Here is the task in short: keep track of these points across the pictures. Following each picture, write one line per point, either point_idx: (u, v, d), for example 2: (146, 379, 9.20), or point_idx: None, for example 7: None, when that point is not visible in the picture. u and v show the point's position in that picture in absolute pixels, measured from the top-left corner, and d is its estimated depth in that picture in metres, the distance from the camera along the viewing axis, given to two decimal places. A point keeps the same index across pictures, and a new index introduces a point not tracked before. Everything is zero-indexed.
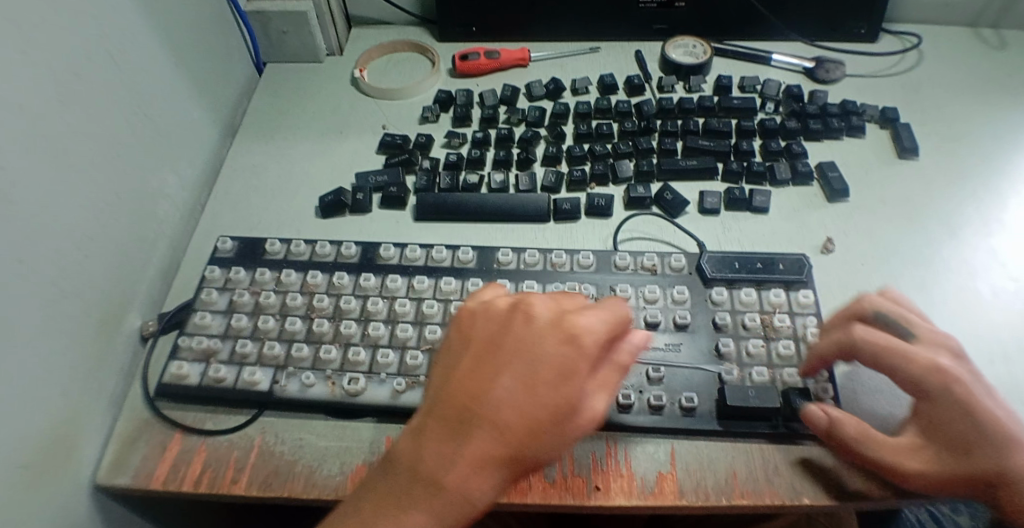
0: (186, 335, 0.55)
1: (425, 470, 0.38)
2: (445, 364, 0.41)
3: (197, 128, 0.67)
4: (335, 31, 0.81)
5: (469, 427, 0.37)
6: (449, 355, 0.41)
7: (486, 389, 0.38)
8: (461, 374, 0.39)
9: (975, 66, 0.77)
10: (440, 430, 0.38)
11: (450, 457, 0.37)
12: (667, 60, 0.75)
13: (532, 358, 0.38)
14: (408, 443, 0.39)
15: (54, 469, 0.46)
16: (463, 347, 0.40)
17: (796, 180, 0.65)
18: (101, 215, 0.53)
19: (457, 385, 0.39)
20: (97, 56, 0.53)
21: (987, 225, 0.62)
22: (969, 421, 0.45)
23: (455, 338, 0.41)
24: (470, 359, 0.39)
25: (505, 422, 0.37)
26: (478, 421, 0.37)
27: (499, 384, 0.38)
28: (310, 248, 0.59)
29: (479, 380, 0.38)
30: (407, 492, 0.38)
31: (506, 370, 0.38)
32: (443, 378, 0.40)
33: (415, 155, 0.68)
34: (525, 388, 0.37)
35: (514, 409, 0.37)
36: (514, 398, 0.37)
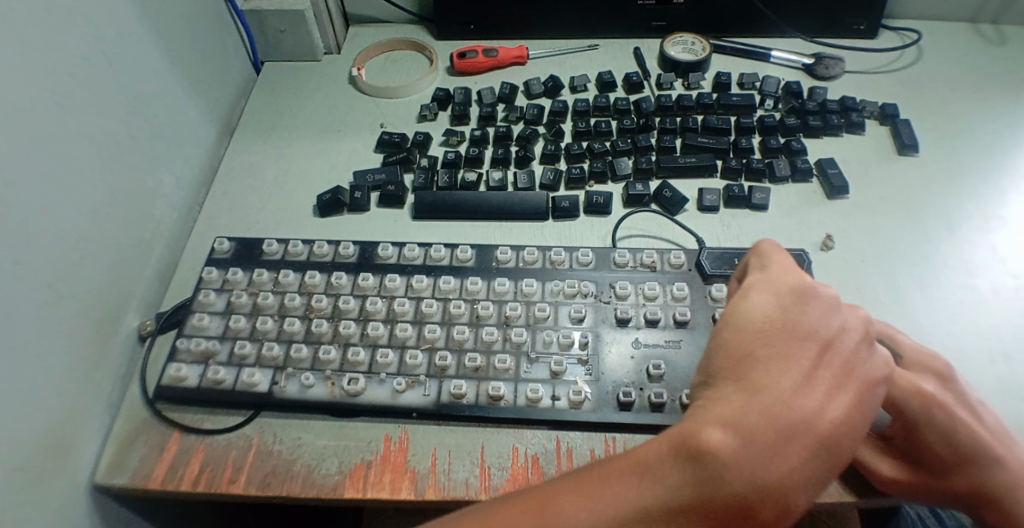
0: (184, 337, 0.55)
1: (718, 478, 0.35)
2: (760, 353, 0.38)
3: (194, 127, 0.67)
4: (333, 29, 0.81)
5: (802, 445, 0.36)
6: (764, 346, 0.38)
7: (825, 410, 0.37)
8: (781, 383, 0.37)
9: (974, 62, 0.77)
10: (761, 441, 0.36)
11: (785, 468, 0.36)
12: (666, 57, 0.75)
13: (854, 385, 0.38)
14: (736, 438, 0.35)
15: (51, 470, 0.46)
16: (779, 342, 0.38)
17: (796, 177, 0.65)
18: (98, 215, 0.53)
19: (768, 390, 0.37)
20: (94, 57, 0.53)
21: (987, 221, 0.62)
22: (950, 443, 0.44)
23: (782, 334, 0.38)
24: (795, 364, 0.38)
25: (829, 445, 0.37)
26: (804, 438, 0.36)
27: (823, 403, 0.37)
28: (308, 248, 0.59)
29: (818, 396, 0.37)
30: (658, 500, 0.35)
31: (841, 395, 0.38)
32: (766, 379, 0.37)
33: (413, 153, 0.68)
34: (855, 415, 0.38)
35: (840, 434, 0.37)
36: (864, 423, 0.38)
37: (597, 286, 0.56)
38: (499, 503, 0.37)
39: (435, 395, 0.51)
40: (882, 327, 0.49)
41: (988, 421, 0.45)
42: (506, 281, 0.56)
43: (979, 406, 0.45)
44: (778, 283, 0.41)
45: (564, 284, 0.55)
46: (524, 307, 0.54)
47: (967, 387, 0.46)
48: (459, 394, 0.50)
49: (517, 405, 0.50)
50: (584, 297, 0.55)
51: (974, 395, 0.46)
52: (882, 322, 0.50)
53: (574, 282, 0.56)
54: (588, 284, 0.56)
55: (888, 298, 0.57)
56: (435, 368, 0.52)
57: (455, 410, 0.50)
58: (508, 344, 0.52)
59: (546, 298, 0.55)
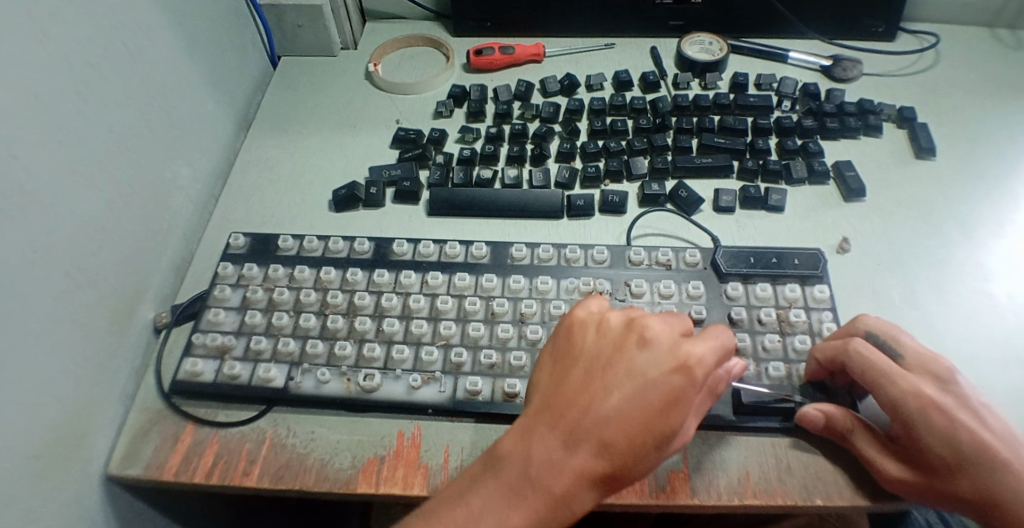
0: (199, 332, 0.55)
1: (525, 470, 0.39)
2: (545, 376, 0.43)
3: (211, 121, 0.67)
4: (349, 24, 0.81)
5: (573, 442, 0.39)
6: (556, 376, 0.42)
7: (584, 410, 0.40)
8: (601, 389, 0.40)
9: (994, 66, 0.76)
10: (547, 442, 0.40)
11: (552, 464, 0.39)
12: (683, 57, 0.75)
13: (651, 380, 0.39)
14: (510, 443, 0.41)
15: (66, 460, 0.47)
16: (559, 368, 0.43)
17: (813, 179, 0.65)
18: (115, 208, 0.53)
19: (570, 401, 0.40)
20: (113, 50, 0.53)
21: (1004, 226, 0.61)
22: (950, 446, 0.43)
23: (568, 363, 0.43)
24: (588, 378, 0.41)
25: (618, 438, 0.38)
26: (585, 436, 0.39)
27: (611, 403, 0.39)
28: (323, 244, 0.59)
29: (578, 398, 0.40)
30: (500, 493, 0.40)
31: (606, 394, 0.40)
32: (561, 393, 0.41)
33: (429, 149, 0.68)
34: (644, 409, 0.39)
35: (633, 427, 0.38)
36: (633, 420, 0.38)
37: (612, 284, 0.56)
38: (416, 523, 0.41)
39: (450, 392, 0.51)
40: (886, 329, 0.49)
41: (993, 425, 0.44)
42: (520, 279, 0.56)
43: (984, 410, 0.44)
44: (593, 319, 0.44)
45: (578, 282, 0.55)
46: (538, 304, 0.54)
47: (972, 390, 0.45)
48: (474, 391, 0.50)
49: None
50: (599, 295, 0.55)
51: (979, 399, 0.45)
52: (888, 324, 0.50)
53: (590, 280, 0.55)
54: (604, 282, 0.55)
55: (905, 302, 0.56)
56: (450, 365, 0.52)
57: (469, 407, 0.50)
58: (522, 341, 0.52)
59: (561, 296, 0.55)
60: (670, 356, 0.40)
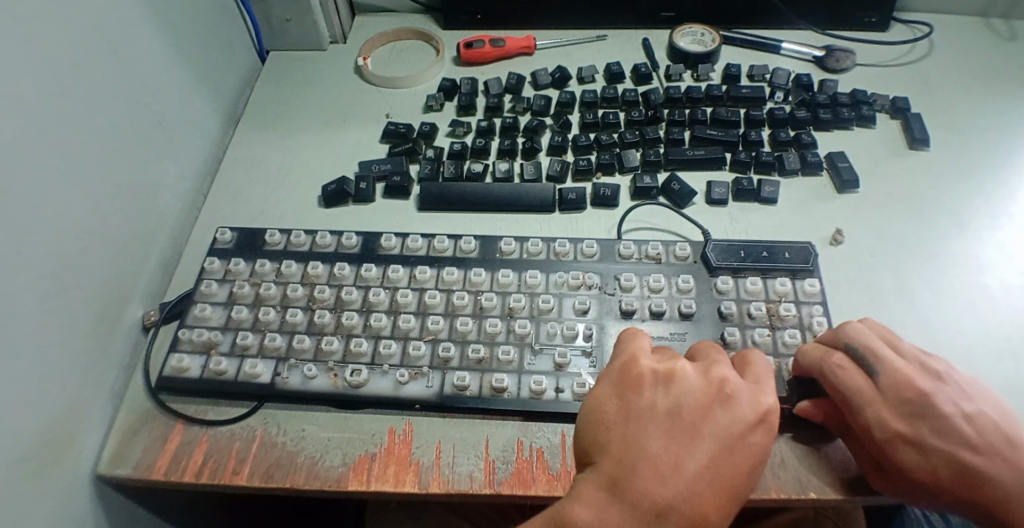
0: (186, 328, 0.54)
1: None
2: (604, 434, 0.41)
3: (198, 117, 0.67)
4: (338, 18, 0.80)
5: (650, 520, 0.37)
6: (624, 437, 0.40)
7: (665, 482, 0.38)
8: (669, 465, 0.39)
9: (986, 56, 0.76)
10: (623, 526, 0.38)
11: None
12: (675, 49, 0.74)
13: (733, 447, 0.40)
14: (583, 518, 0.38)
15: (55, 461, 0.46)
16: (619, 426, 0.41)
17: (805, 171, 0.64)
18: (102, 206, 0.52)
19: (640, 478, 0.38)
20: (99, 46, 0.53)
21: (997, 217, 0.61)
22: (923, 469, 0.44)
23: (632, 418, 0.41)
24: (659, 445, 0.39)
25: (691, 519, 0.38)
26: (661, 515, 0.38)
27: (685, 481, 0.38)
28: (310, 238, 0.59)
29: (652, 469, 0.39)
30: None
31: (685, 463, 0.39)
32: (629, 463, 0.39)
33: (419, 144, 0.67)
34: (725, 476, 0.39)
35: (711, 497, 0.38)
36: (706, 501, 0.38)
37: (602, 279, 0.55)
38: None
39: (438, 387, 0.50)
40: (865, 340, 0.47)
41: (977, 438, 0.44)
42: (509, 273, 0.55)
43: (963, 425, 0.44)
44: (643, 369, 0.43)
45: (568, 277, 0.55)
46: (527, 298, 0.54)
47: (951, 404, 0.45)
48: (461, 386, 0.50)
49: (520, 396, 0.50)
50: (588, 288, 0.55)
51: (961, 410, 0.45)
52: (867, 331, 0.48)
53: (579, 274, 0.55)
54: (593, 276, 0.55)
55: (897, 293, 0.56)
56: (438, 360, 0.51)
57: (458, 402, 0.49)
58: (511, 336, 0.52)
59: (550, 290, 0.55)
60: (740, 426, 0.40)
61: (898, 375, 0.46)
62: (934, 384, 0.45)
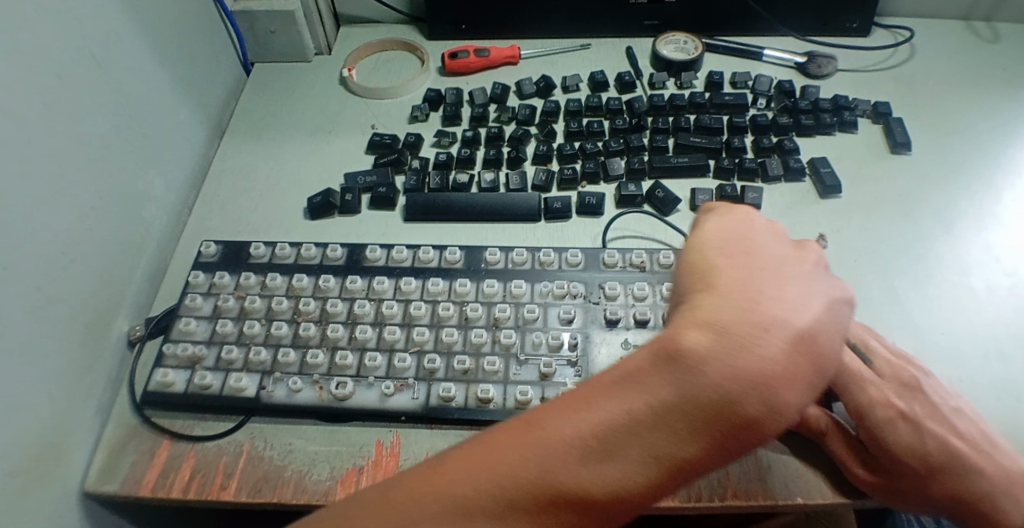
0: (170, 342, 0.54)
1: (724, 371, 0.33)
2: (705, 270, 0.38)
3: (184, 129, 0.67)
4: (323, 29, 0.80)
5: (775, 342, 0.34)
6: (732, 277, 0.37)
7: (791, 311, 0.36)
8: (776, 307, 0.36)
9: (967, 60, 0.76)
10: (729, 355, 0.34)
11: (755, 368, 0.34)
12: (658, 56, 0.75)
13: (851, 299, 0.38)
14: (701, 336, 0.34)
15: (41, 479, 0.46)
16: (727, 262, 0.38)
17: (788, 176, 0.65)
18: (87, 220, 0.52)
19: (751, 312, 0.35)
20: (84, 61, 0.53)
21: (983, 220, 0.62)
22: (917, 454, 0.44)
23: (739, 257, 0.38)
24: (761, 290, 0.36)
25: (797, 364, 0.34)
26: (784, 341, 0.35)
27: (796, 324, 0.35)
28: (295, 251, 0.59)
29: (770, 299, 0.36)
30: (665, 418, 0.33)
31: (808, 303, 0.36)
32: (738, 297, 0.36)
33: (405, 155, 0.67)
34: (847, 323, 0.37)
35: (830, 341, 0.36)
36: (811, 352, 0.35)
37: (586, 287, 0.56)
38: (518, 422, 0.35)
39: (423, 398, 0.50)
40: (861, 336, 0.49)
41: (964, 430, 0.45)
42: (494, 283, 0.55)
43: (952, 416, 0.46)
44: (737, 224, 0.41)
45: (553, 286, 0.55)
46: (513, 308, 0.54)
47: (938, 396, 0.46)
48: (447, 397, 0.50)
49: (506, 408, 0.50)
50: (573, 297, 0.55)
51: (948, 405, 0.46)
52: (861, 329, 0.50)
53: (564, 283, 0.55)
54: (577, 285, 0.55)
55: (880, 297, 0.57)
56: (423, 371, 0.51)
57: (445, 413, 0.50)
58: (496, 346, 0.52)
59: (536, 300, 0.55)
60: (840, 293, 0.38)
61: (889, 364, 0.48)
62: (922, 373, 0.47)
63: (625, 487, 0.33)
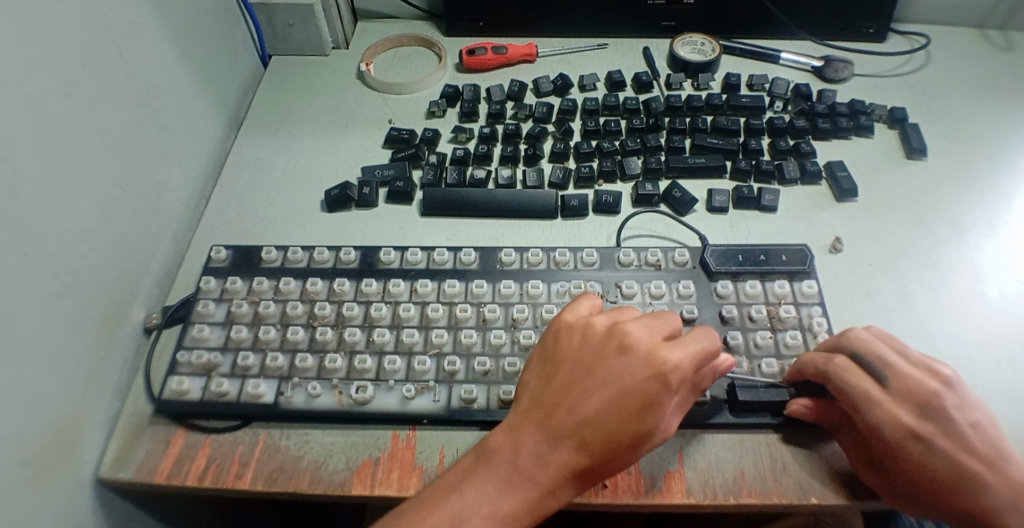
0: (184, 350, 0.54)
1: (509, 467, 0.41)
2: (538, 374, 0.45)
3: (202, 120, 0.67)
4: (341, 23, 0.80)
5: (542, 435, 0.41)
6: (542, 374, 0.44)
7: (576, 406, 0.41)
8: (592, 386, 0.42)
9: (982, 67, 0.77)
10: (534, 435, 0.42)
11: (540, 457, 0.41)
12: (676, 57, 0.75)
13: (627, 387, 0.41)
14: (502, 437, 0.42)
15: (57, 465, 0.46)
16: (546, 365, 0.45)
17: (805, 179, 0.65)
18: (106, 208, 0.52)
19: (562, 395, 0.42)
20: (104, 50, 0.53)
21: (994, 225, 0.62)
22: (924, 471, 0.44)
23: (551, 361, 0.44)
24: (582, 370, 0.43)
25: (606, 427, 0.41)
26: (567, 435, 0.41)
27: (597, 398, 0.41)
28: (308, 255, 0.59)
29: (571, 397, 0.42)
30: (494, 484, 0.41)
31: (589, 397, 0.41)
32: (554, 398, 0.42)
33: (422, 150, 0.67)
34: (622, 412, 0.41)
35: (603, 431, 0.41)
36: (618, 417, 0.41)
37: (603, 287, 0.56)
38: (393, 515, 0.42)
39: (444, 401, 0.50)
40: (872, 348, 0.48)
41: (978, 445, 0.44)
42: (511, 284, 0.55)
43: (969, 431, 0.44)
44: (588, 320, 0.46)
45: (569, 286, 0.55)
46: (530, 308, 0.54)
47: (957, 411, 0.45)
48: (469, 399, 0.50)
49: None
50: None
51: (966, 419, 0.45)
52: (875, 339, 0.48)
53: (581, 283, 0.55)
54: (594, 284, 0.55)
55: (896, 302, 0.57)
56: (443, 373, 0.51)
57: (466, 415, 0.50)
58: (516, 347, 0.52)
59: (552, 300, 0.55)
60: (668, 361, 0.42)
61: (905, 380, 0.46)
62: (943, 387, 0.45)
63: None
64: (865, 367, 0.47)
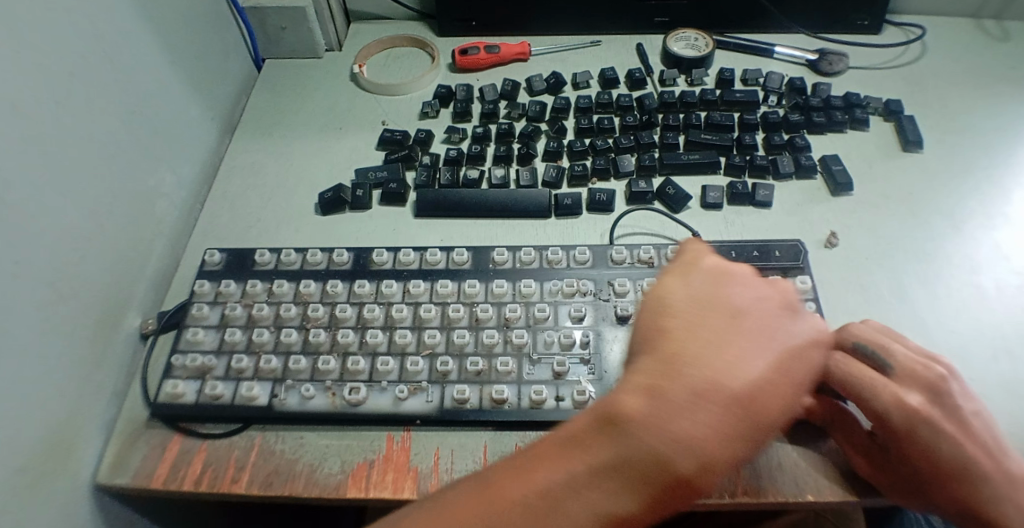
0: (179, 353, 0.54)
1: (651, 443, 0.35)
2: (663, 327, 0.39)
3: (195, 125, 0.67)
4: (333, 25, 0.80)
5: (710, 406, 0.35)
6: (684, 328, 0.38)
7: (745, 370, 0.37)
8: (761, 346, 0.38)
9: (977, 57, 0.76)
10: (691, 405, 0.35)
11: (698, 435, 0.35)
12: (668, 53, 0.75)
13: (801, 349, 0.39)
14: (643, 401, 0.36)
15: (54, 471, 0.46)
16: (666, 317, 0.39)
17: (799, 173, 0.65)
18: (100, 214, 0.53)
19: (699, 359, 0.37)
20: (96, 58, 0.53)
21: (991, 217, 0.62)
22: (928, 459, 0.44)
23: (686, 316, 0.39)
24: (730, 332, 0.38)
25: (761, 399, 0.37)
26: (726, 405, 0.36)
27: (756, 367, 0.37)
28: (301, 257, 0.59)
29: (730, 359, 0.37)
30: (620, 466, 0.35)
31: (752, 358, 0.37)
32: (708, 361, 0.37)
33: (415, 151, 0.67)
34: (794, 376, 0.38)
35: (770, 397, 0.37)
36: (776, 390, 0.37)
37: (596, 285, 0.56)
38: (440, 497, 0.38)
39: (438, 401, 0.50)
40: (874, 339, 0.47)
41: (982, 435, 0.44)
42: (503, 283, 0.55)
43: (974, 419, 0.44)
44: (704, 271, 0.42)
45: (562, 284, 0.55)
46: (523, 307, 0.54)
47: (962, 399, 0.44)
48: (462, 399, 0.50)
49: (521, 407, 0.50)
50: (583, 295, 0.55)
51: (970, 407, 0.44)
52: (877, 332, 0.48)
53: (573, 281, 0.55)
54: (587, 282, 0.55)
55: (892, 296, 0.56)
56: (436, 374, 0.51)
57: (459, 415, 0.50)
58: (509, 346, 0.52)
59: (545, 299, 0.55)
60: (806, 330, 0.40)
61: (911, 368, 0.45)
62: (950, 373, 0.45)
63: None
64: (867, 357, 0.47)
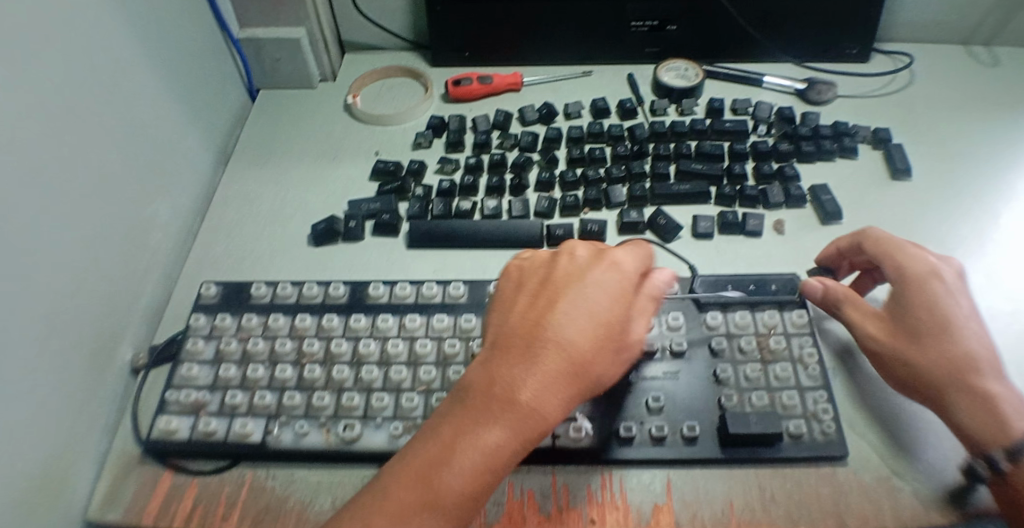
0: (173, 389, 0.54)
1: (488, 394, 0.41)
2: (499, 314, 0.46)
3: (189, 155, 0.68)
4: (327, 56, 0.81)
5: (511, 357, 0.42)
6: (502, 306, 0.47)
7: (544, 319, 0.43)
8: (559, 297, 0.45)
9: (967, 85, 0.77)
10: (503, 359, 0.43)
11: (519, 379, 0.41)
12: (659, 84, 0.75)
13: (592, 285, 0.45)
14: (478, 373, 0.43)
15: (42, 510, 0.46)
16: (504, 299, 0.47)
17: (789, 204, 0.65)
18: (93, 247, 0.53)
19: (529, 315, 0.45)
20: (91, 91, 0.53)
21: (983, 245, 0.62)
22: (932, 326, 0.49)
23: (514, 294, 0.47)
24: (529, 299, 0.46)
25: (595, 328, 0.43)
26: (532, 349, 0.42)
27: (556, 320, 0.43)
28: (297, 290, 0.59)
29: (538, 313, 0.44)
30: (478, 420, 0.41)
31: (561, 306, 0.44)
32: (519, 321, 0.45)
33: (408, 181, 0.68)
34: (594, 314, 0.44)
35: (571, 333, 0.43)
36: (582, 324, 0.43)
37: None
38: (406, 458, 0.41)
39: None
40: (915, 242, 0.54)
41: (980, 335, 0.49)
42: None
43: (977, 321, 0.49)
44: (537, 258, 0.49)
45: None
46: None
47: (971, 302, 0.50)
48: None
49: None
50: None
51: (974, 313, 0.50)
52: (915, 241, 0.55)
53: None
54: None
55: None
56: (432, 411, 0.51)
57: None
58: None
59: None
60: (610, 269, 0.46)
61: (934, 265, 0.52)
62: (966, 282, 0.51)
63: (459, 498, 0.39)
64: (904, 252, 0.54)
